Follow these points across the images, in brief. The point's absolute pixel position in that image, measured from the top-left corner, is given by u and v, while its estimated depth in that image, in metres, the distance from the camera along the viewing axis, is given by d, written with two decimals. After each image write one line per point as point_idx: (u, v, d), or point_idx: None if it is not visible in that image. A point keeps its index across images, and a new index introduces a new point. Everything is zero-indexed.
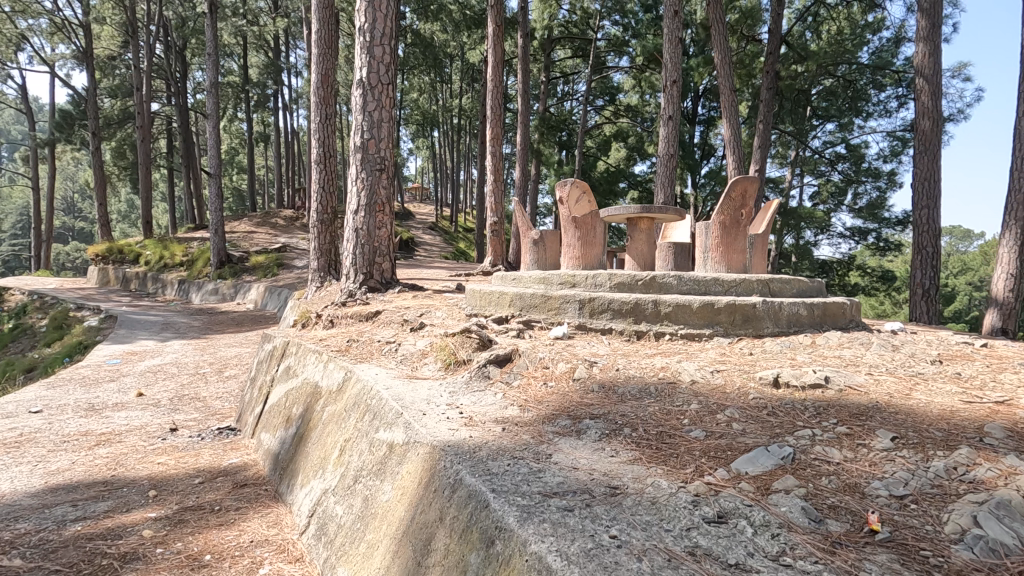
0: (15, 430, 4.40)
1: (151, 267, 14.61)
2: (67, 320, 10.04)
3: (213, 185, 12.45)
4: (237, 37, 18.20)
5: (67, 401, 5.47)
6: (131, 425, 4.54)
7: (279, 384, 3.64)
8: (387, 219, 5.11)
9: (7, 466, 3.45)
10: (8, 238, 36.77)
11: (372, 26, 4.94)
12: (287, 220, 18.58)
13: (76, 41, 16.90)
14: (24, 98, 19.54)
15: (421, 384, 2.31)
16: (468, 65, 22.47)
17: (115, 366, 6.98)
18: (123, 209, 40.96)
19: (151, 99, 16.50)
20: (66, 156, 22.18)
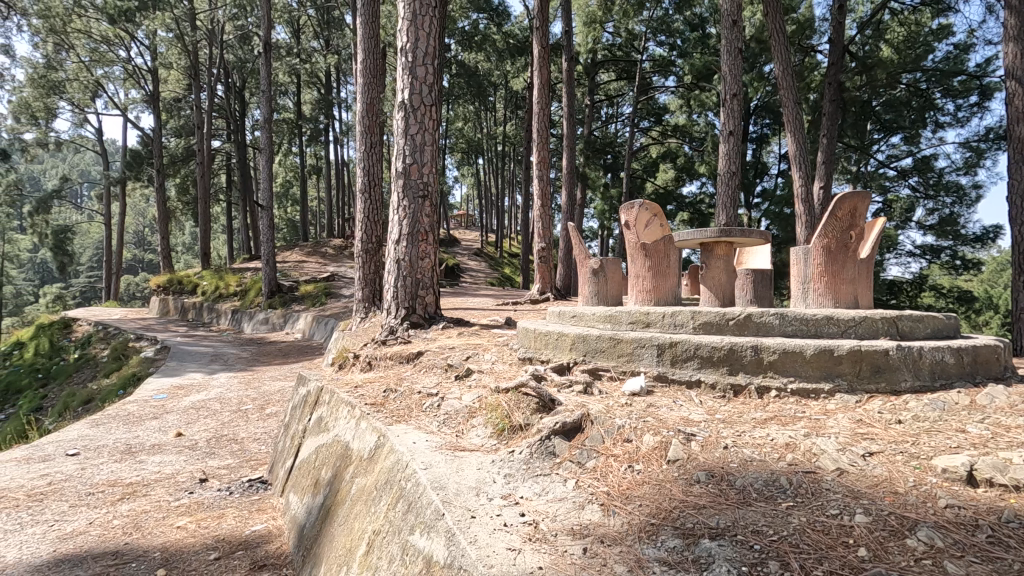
0: (46, 477, 4.15)
1: (207, 298, 14.86)
2: (125, 351, 10.13)
3: (265, 216, 12.55)
4: (291, 75, 18.74)
5: (106, 442, 5.25)
6: (161, 472, 4.24)
7: (309, 438, 3.22)
8: (430, 249, 4.72)
9: (23, 526, 3.16)
10: (85, 270, 39.17)
11: (415, 46, 4.66)
12: (336, 249, 18.77)
13: (145, 86, 17.78)
14: (100, 141, 20.74)
15: (469, 461, 1.82)
16: (512, 92, 22.45)
17: (161, 401, 6.82)
18: (187, 241, 43.18)
19: (211, 137, 17.02)
20: (136, 193, 23.32)
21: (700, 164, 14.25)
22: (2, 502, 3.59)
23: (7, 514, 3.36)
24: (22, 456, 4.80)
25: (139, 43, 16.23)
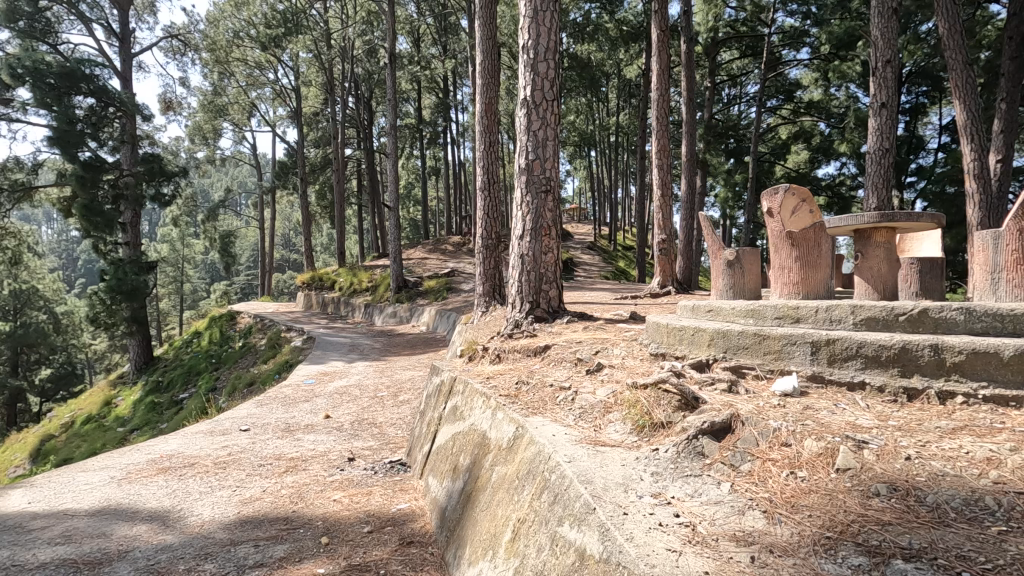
0: (226, 448, 4.82)
1: (344, 292, 16.30)
2: (279, 340, 11.43)
3: (392, 217, 13.43)
4: (413, 83, 19.86)
5: (269, 420, 5.97)
6: (315, 450, 4.73)
7: (445, 425, 3.40)
8: (553, 243, 4.75)
9: (213, 489, 3.69)
10: (244, 270, 44.77)
11: (536, 43, 4.69)
12: (455, 246, 19.62)
13: (290, 103, 19.85)
14: (255, 155, 23.49)
15: (612, 457, 1.79)
16: (625, 80, 21.83)
17: (310, 385, 7.61)
18: (324, 242, 47.82)
19: (344, 145, 18.53)
20: (283, 200, 26.14)
21: (840, 143, 12.87)
22: (195, 467, 4.22)
23: (201, 478, 3.94)
24: (207, 430, 5.62)
25: (285, 65, 18.14)
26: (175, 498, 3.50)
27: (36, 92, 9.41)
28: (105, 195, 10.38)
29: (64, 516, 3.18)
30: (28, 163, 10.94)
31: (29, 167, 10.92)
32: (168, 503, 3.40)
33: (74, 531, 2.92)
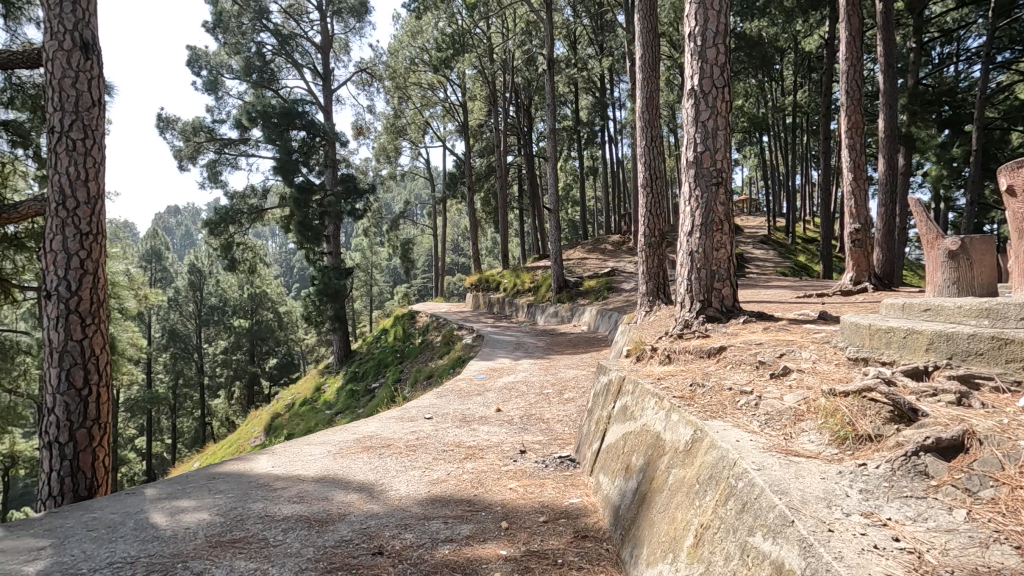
0: (414, 433, 5.40)
1: (508, 293, 17.11)
2: (452, 338, 12.39)
3: (552, 219, 13.70)
4: (570, 86, 20.09)
5: (449, 410, 6.54)
6: (491, 440, 5.06)
7: (615, 424, 3.41)
8: (726, 238, 4.46)
9: (406, 468, 4.17)
10: (421, 274, 49.36)
11: (704, 28, 4.46)
12: (614, 245, 19.41)
13: (458, 118, 21.40)
14: (428, 169, 25.76)
15: (808, 469, 1.65)
16: (804, 54, 19.55)
17: (482, 380, 8.16)
18: (489, 246, 50.76)
19: (506, 153, 19.41)
20: (453, 209, 28.30)
21: None
22: (391, 448, 4.80)
23: (396, 457, 4.48)
24: (398, 416, 6.35)
25: (454, 84, 19.61)
26: (377, 473, 4.02)
27: (265, 130, 11.58)
28: (314, 213, 12.31)
29: (297, 480, 3.84)
30: (259, 189, 13.49)
31: (260, 192, 13.49)
32: (372, 477, 3.91)
33: (305, 493, 3.51)
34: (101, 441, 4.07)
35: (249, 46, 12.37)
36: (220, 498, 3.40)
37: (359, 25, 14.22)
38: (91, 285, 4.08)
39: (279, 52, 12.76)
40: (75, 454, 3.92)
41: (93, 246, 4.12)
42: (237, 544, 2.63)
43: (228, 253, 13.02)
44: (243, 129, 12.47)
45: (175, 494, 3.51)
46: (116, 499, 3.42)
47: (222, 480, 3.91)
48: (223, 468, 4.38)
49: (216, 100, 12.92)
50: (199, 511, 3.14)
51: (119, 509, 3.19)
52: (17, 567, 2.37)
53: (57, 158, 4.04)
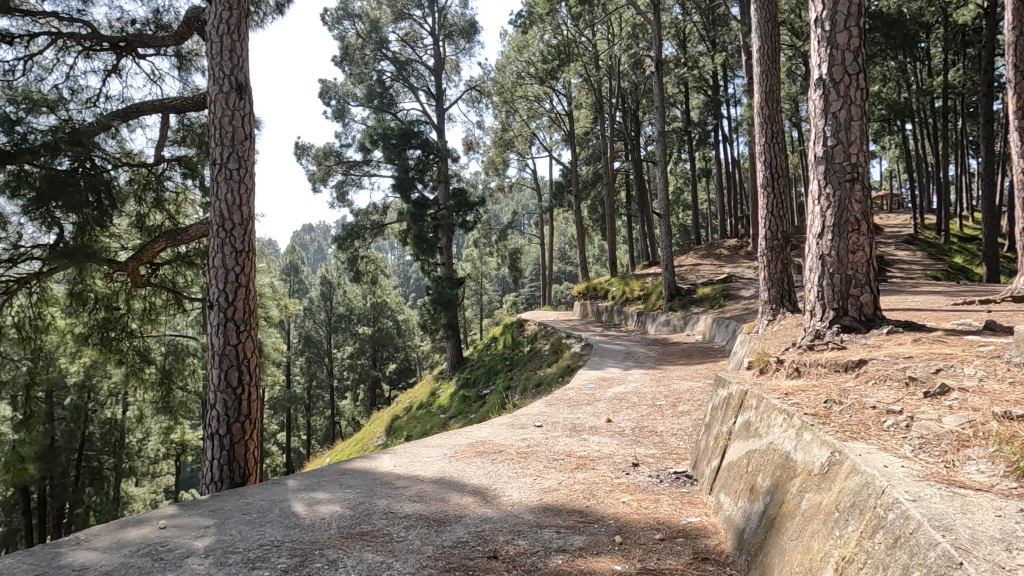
0: (525, 440, 5.47)
1: (616, 301, 16.79)
2: (560, 346, 12.40)
3: (662, 224, 13.23)
4: (680, 85, 19.37)
5: (558, 418, 6.54)
6: (601, 451, 4.98)
7: (737, 441, 3.20)
8: (864, 239, 4.02)
9: (518, 475, 4.23)
10: (529, 282, 50.07)
11: (834, 12, 4.09)
12: (730, 250, 18.33)
13: (564, 127, 21.52)
14: (535, 180, 26.13)
15: (980, 505, 1.42)
16: (957, 27, 17.16)
17: (591, 389, 8.07)
18: (597, 253, 50.29)
19: (613, 159, 19.14)
20: (560, 217, 28.40)
21: None
22: (503, 454, 4.90)
23: (508, 464, 4.56)
24: (509, 422, 6.47)
25: (559, 94, 19.76)
26: (490, 478, 4.12)
27: (385, 151, 12.46)
28: (428, 226, 13.00)
29: (416, 479, 4.06)
30: (380, 206, 14.54)
31: (381, 208, 14.53)
32: (485, 482, 4.02)
33: (423, 493, 3.69)
34: (251, 435, 4.60)
35: (371, 74, 13.40)
36: (350, 492, 3.69)
37: (469, 45, 14.84)
38: (244, 296, 4.64)
39: (397, 78, 13.68)
40: (232, 445, 4.46)
41: (245, 261, 4.69)
42: (365, 536, 2.83)
43: (354, 265, 14.14)
44: (366, 151, 13.52)
45: (312, 486, 3.86)
46: (265, 487, 3.84)
47: (351, 476, 4.23)
48: (352, 465, 4.75)
49: (343, 127, 14.13)
50: (332, 503, 3.43)
51: (267, 497, 3.58)
52: (188, 540, 2.74)
53: (218, 186, 4.66)
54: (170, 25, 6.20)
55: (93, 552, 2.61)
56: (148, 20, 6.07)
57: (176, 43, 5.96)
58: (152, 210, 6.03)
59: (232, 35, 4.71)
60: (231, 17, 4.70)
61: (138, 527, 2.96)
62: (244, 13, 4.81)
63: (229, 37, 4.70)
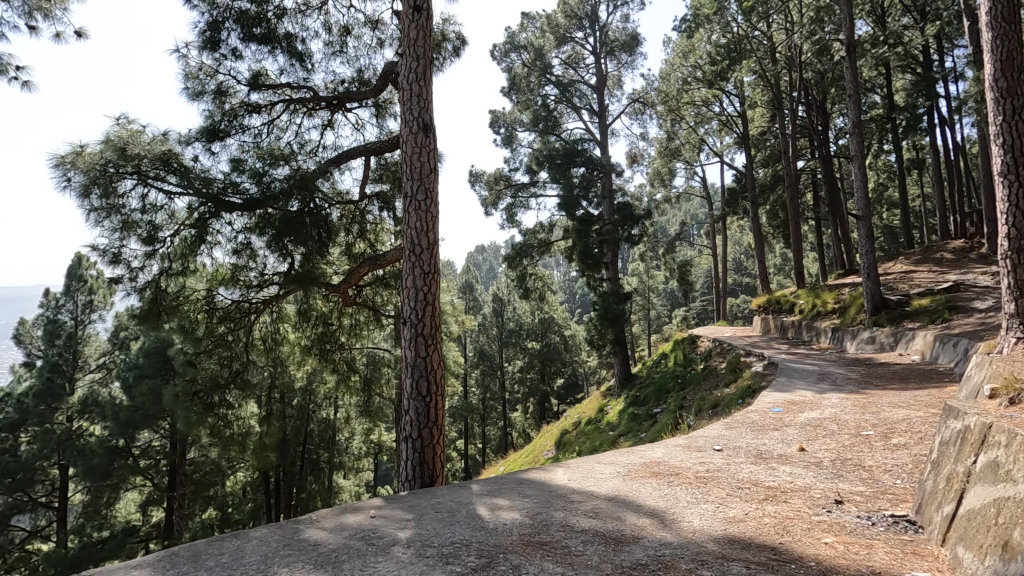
0: (704, 465, 5.13)
1: (805, 316, 15.00)
2: (739, 365, 11.43)
3: (861, 227, 11.52)
4: (879, 67, 16.85)
5: (740, 443, 6.02)
6: (795, 483, 4.46)
7: (980, 485, 2.62)
8: None
9: (698, 501, 3.98)
10: (701, 296, 47.25)
11: None
12: (956, 254, 15.25)
13: (737, 129, 20.04)
14: (705, 187, 24.70)
15: None
16: None
17: (778, 413, 7.29)
18: (780, 263, 45.66)
19: (796, 158, 17.26)
20: (734, 226, 26.42)
21: None
22: (680, 477, 4.67)
23: (686, 488, 4.32)
24: (685, 445, 6.14)
25: (730, 95, 18.51)
26: (668, 501, 3.95)
27: (550, 171, 12.86)
28: (593, 242, 13.07)
29: (591, 495, 4.07)
30: (546, 224, 15.03)
31: (547, 227, 15.01)
32: (663, 505, 3.87)
33: (599, 510, 3.68)
34: (438, 440, 5.04)
35: (536, 100, 14.02)
36: (528, 501, 3.83)
37: (631, 58, 14.73)
38: (431, 313, 5.14)
39: (561, 100, 14.11)
40: (422, 448, 4.93)
41: (432, 282, 5.20)
42: (545, 546, 2.92)
43: (523, 282, 14.71)
44: (532, 173, 14.13)
45: (494, 492, 4.09)
46: (453, 489, 4.18)
47: (528, 486, 4.39)
48: (528, 475, 4.92)
49: (511, 152, 14.94)
50: (512, 510, 3.59)
51: (455, 498, 3.89)
52: (393, 531, 3.09)
53: (409, 215, 5.26)
54: (370, 80, 7.22)
55: (322, 532, 3.09)
56: (353, 78, 7.13)
57: (374, 95, 6.92)
58: (357, 239, 7.02)
59: (419, 81, 5.32)
60: (418, 67, 5.32)
61: (354, 514, 3.44)
62: (428, 61, 5.41)
63: (417, 83, 5.31)
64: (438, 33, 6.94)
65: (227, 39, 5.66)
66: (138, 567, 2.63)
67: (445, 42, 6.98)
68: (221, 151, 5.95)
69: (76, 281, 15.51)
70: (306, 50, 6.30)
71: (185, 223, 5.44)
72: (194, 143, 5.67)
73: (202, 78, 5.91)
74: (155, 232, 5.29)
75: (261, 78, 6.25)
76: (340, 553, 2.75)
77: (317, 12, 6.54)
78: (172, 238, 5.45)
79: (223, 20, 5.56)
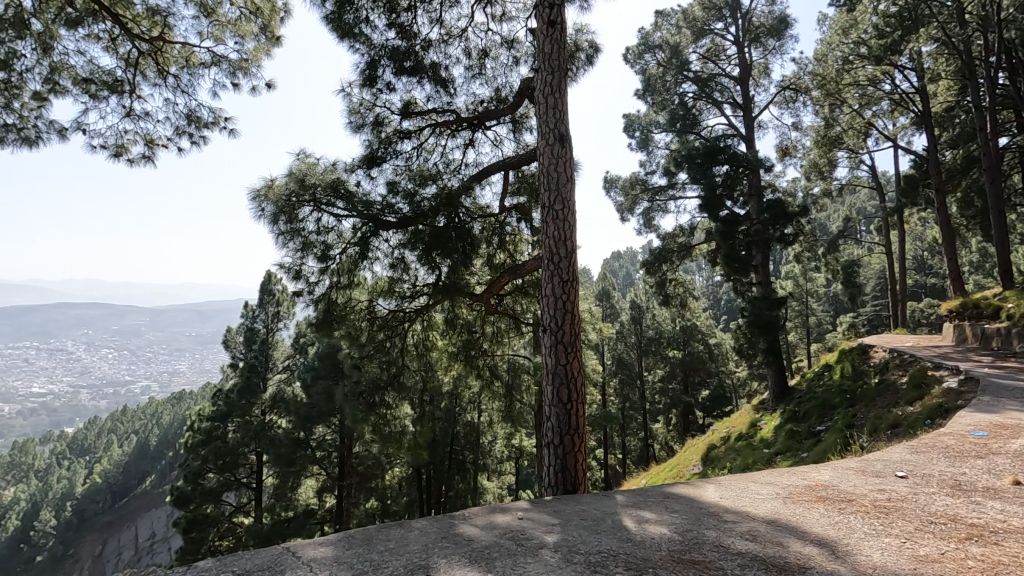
0: (884, 493, 4.50)
1: (1016, 322, 12.44)
2: (925, 380, 9.82)
3: None
4: None
5: (932, 471, 5.17)
6: (1009, 523, 3.72)
7: None
8: None
9: (878, 533, 3.50)
10: (872, 299, 41.56)
11: None
12: None
13: (914, 107, 17.38)
14: (875, 177, 21.75)
15: None
16: None
17: (982, 437, 6.13)
18: (978, 260, 38.52)
19: (997, 134, 14.43)
20: (914, 219, 22.89)
21: None
22: (854, 504, 4.14)
23: (862, 517, 3.82)
24: (859, 469, 5.43)
25: (904, 69, 16.13)
26: (839, 531, 3.54)
27: (690, 172, 12.26)
28: (740, 243, 11.85)
29: (748, 516, 3.78)
30: (687, 228, 14.40)
31: (687, 230, 14.35)
32: (833, 534, 3.47)
33: (757, 533, 3.41)
34: (580, 447, 5.05)
35: (674, 99, 13.50)
36: (677, 517, 3.67)
37: (780, 42, 13.54)
38: (570, 321, 5.19)
39: (700, 96, 13.41)
40: (564, 455, 4.98)
41: (571, 289, 5.25)
42: (697, 565, 2.78)
43: (662, 288, 14.10)
44: (671, 175, 13.60)
45: (639, 504, 3.99)
46: (598, 498, 4.16)
47: (676, 500, 4.21)
48: (675, 489, 4.71)
49: (648, 155, 14.52)
50: (660, 524, 3.47)
51: (600, 507, 3.87)
52: (541, 534, 3.17)
53: (547, 225, 5.38)
54: (507, 97, 7.54)
55: (474, 528, 3.27)
56: (492, 97, 7.50)
57: (511, 111, 7.21)
58: (497, 250, 7.32)
59: (554, 94, 5.44)
60: (554, 79, 5.44)
61: (503, 514, 3.58)
62: (564, 73, 5.51)
63: (553, 96, 5.44)
64: (572, 44, 7.03)
65: (383, 74, 6.29)
66: (324, 544, 3.02)
67: (579, 52, 7.04)
68: (379, 176, 6.60)
69: (268, 294, 18.17)
70: (449, 76, 6.77)
71: (350, 242, 6.12)
72: (357, 170, 6.38)
73: (362, 112, 6.63)
74: (328, 251, 6.02)
75: (411, 106, 6.83)
76: (492, 550, 2.89)
77: (459, 40, 7.01)
78: (341, 255, 6.15)
79: (379, 59, 6.20)
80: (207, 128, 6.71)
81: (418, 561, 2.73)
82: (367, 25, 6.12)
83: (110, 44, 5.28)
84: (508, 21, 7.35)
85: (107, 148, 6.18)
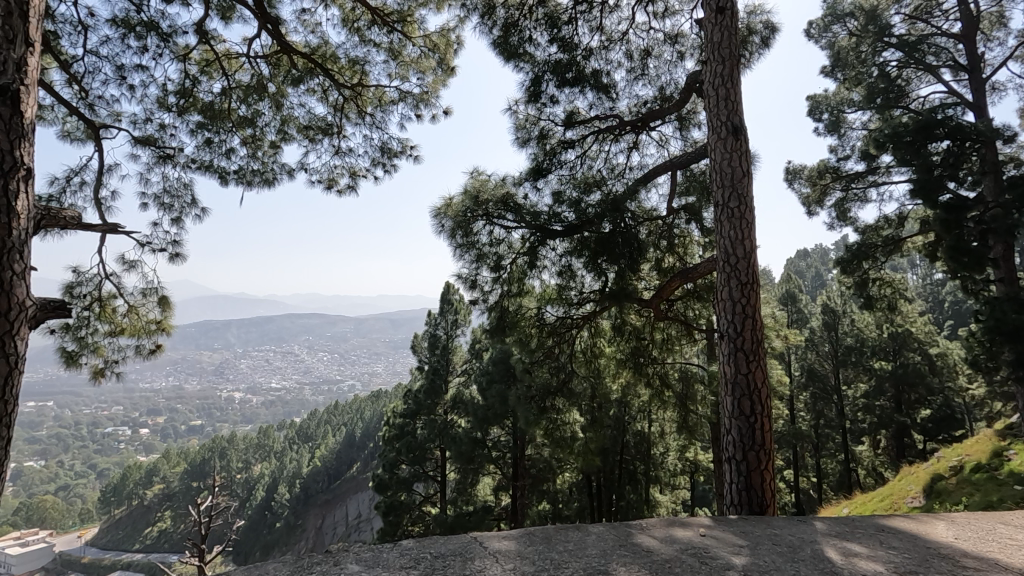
0: None
1: None
2: None
3: None
4: None
5: None
6: None
7: None
8: None
9: None
10: None
11: None
12: None
13: None
14: None
15: None
16: None
17: None
18: None
19: None
20: None
21: None
22: None
23: None
24: None
25: None
26: None
27: (897, 153, 10.38)
28: (971, 232, 9.65)
29: (998, 566, 3.08)
30: (894, 218, 12.33)
31: (895, 220, 12.30)
32: None
33: None
34: (767, 465, 4.61)
35: (871, 71, 11.67)
36: (898, 555, 3.14)
37: None
38: (751, 327, 4.78)
39: (907, 63, 11.40)
40: (748, 472, 4.58)
41: (751, 293, 4.85)
42: None
43: (864, 290, 12.14)
44: (871, 158, 11.75)
45: (846, 535, 3.50)
46: (793, 523, 3.75)
47: (895, 536, 3.60)
48: (893, 523, 4.03)
49: (839, 138, 12.78)
50: (874, 561, 3.01)
51: (796, 533, 3.48)
52: (728, 554, 2.95)
53: (721, 225, 5.03)
54: (672, 94, 7.26)
55: (653, 540, 3.17)
56: (656, 96, 7.28)
57: (677, 109, 6.93)
58: (666, 254, 7.03)
59: (726, 84, 5.10)
60: (724, 69, 5.10)
61: (684, 529, 3.41)
62: (735, 61, 5.14)
63: (724, 86, 5.10)
64: (744, 28, 6.52)
65: (546, 88, 6.46)
66: (507, 538, 3.18)
67: (752, 35, 6.51)
68: (545, 187, 6.81)
69: (447, 304, 19.75)
70: (610, 82, 6.73)
71: (519, 251, 6.39)
72: (524, 183, 6.67)
73: (528, 127, 6.94)
74: (499, 261, 6.38)
75: (574, 115, 6.93)
76: (674, 565, 2.78)
77: (620, 43, 6.96)
78: (511, 265, 6.45)
79: (542, 74, 6.40)
80: (396, 157, 7.59)
81: (596, 566, 2.73)
82: (530, 44, 6.39)
83: (323, 94, 6.27)
84: (671, 16, 7.10)
85: (322, 182, 7.34)
